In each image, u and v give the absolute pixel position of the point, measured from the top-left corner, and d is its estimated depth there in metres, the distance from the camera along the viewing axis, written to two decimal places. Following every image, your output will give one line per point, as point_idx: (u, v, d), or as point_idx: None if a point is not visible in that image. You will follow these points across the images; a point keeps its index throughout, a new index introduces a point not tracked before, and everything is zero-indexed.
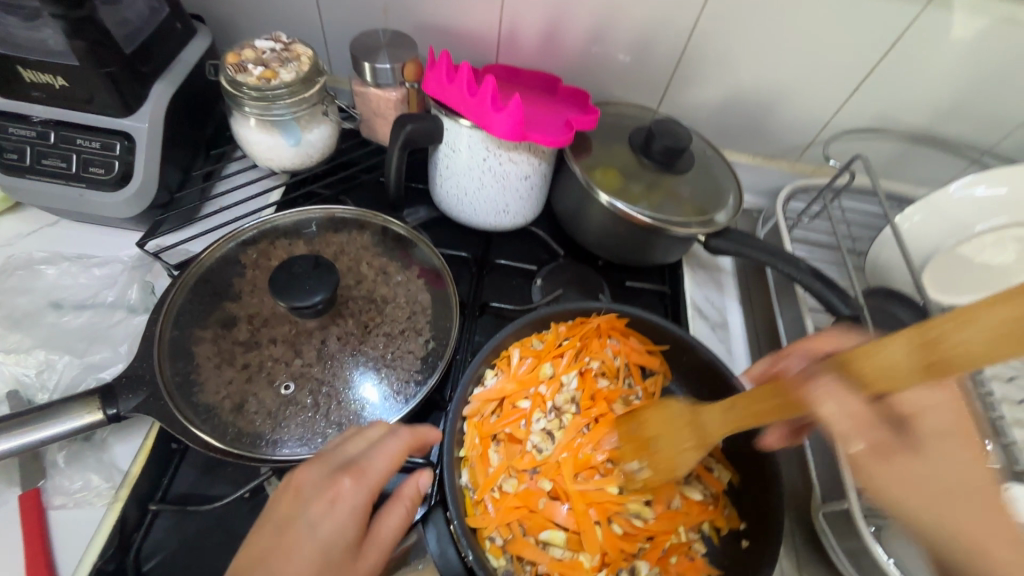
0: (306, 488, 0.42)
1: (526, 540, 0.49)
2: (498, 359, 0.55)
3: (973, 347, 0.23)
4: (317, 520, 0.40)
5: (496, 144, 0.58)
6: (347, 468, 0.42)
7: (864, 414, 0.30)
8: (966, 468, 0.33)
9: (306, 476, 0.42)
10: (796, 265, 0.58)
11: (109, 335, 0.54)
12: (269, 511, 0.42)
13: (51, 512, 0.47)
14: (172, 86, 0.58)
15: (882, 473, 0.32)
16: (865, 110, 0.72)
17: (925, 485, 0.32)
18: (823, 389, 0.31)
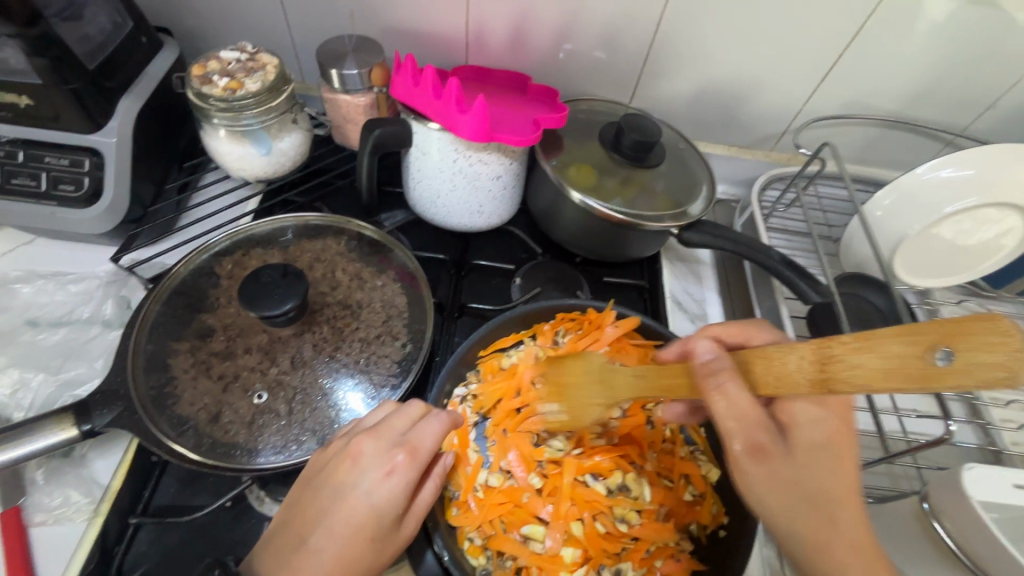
0: (361, 458, 0.42)
1: (507, 535, 0.49)
2: (486, 358, 0.57)
3: (865, 370, 0.27)
4: (373, 489, 0.41)
5: (466, 145, 0.59)
6: (402, 443, 0.42)
7: (747, 412, 0.37)
8: (833, 480, 0.38)
9: (362, 445, 0.42)
10: (768, 254, 0.58)
11: (86, 351, 0.54)
12: (318, 474, 0.43)
13: (33, 529, 0.48)
14: (139, 100, 0.59)
15: (757, 477, 0.38)
16: (835, 97, 0.72)
17: (787, 486, 0.38)
18: (721, 387, 0.37)
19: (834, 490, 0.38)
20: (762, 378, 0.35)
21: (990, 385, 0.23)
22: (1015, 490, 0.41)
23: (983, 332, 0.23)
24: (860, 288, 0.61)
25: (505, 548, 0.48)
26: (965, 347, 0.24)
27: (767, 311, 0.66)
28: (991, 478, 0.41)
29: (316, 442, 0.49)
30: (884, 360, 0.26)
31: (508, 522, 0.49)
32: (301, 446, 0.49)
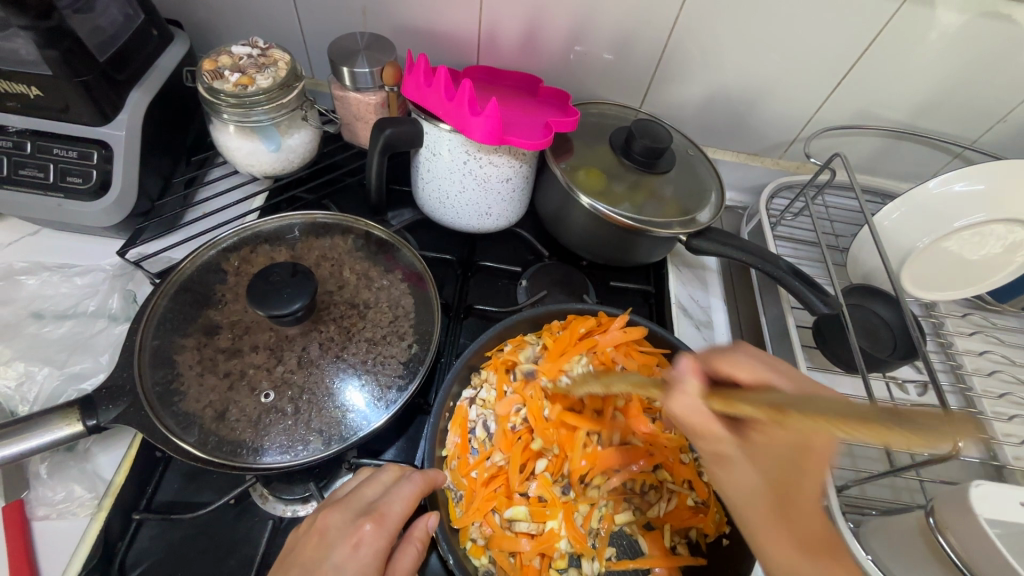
0: (330, 532, 0.43)
1: (506, 532, 0.49)
2: (489, 358, 0.56)
3: (801, 422, 0.26)
4: (342, 562, 0.41)
5: (477, 147, 0.58)
6: (369, 514, 0.43)
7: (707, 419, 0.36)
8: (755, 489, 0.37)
9: (326, 523, 0.43)
10: (777, 264, 0.58)
11: (91, 344, 0.54)
12: (290, 561, 0.42)
13: (36, 523, 0.48)
14: (149, 94, 0.58)
15: (722, 479, 0.39)
16: (846, 107, 0.72)
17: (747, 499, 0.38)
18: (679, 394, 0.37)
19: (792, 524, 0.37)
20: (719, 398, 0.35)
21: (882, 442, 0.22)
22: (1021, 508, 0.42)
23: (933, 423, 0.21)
24: (868, 300, 0.61)
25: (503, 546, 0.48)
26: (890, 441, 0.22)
27: (772, 319, 0.66)
28: (1001, 494, 0.42)
29: (322, 442, 0.49)
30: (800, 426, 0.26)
31: (507, 517, 0.49)
32: (306, 446, 0.49)
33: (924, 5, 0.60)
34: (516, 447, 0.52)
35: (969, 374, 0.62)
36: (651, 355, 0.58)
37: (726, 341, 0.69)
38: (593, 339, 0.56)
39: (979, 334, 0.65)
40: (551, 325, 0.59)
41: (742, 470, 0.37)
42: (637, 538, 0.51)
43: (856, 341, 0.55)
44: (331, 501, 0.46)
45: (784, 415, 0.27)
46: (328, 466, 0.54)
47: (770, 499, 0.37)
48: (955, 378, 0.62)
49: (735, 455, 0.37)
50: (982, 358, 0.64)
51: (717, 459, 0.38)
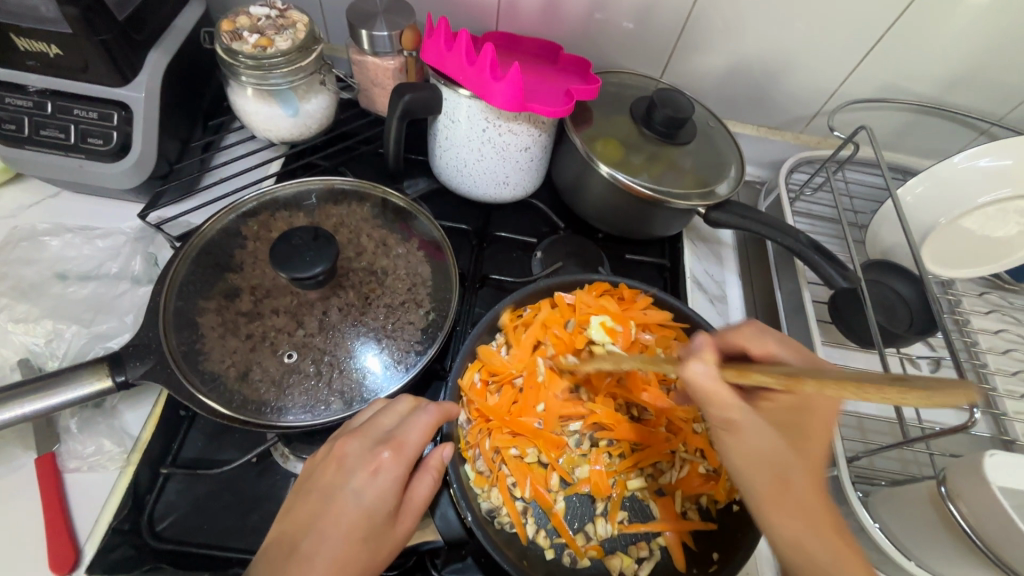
0: (348, 459, 0.44)
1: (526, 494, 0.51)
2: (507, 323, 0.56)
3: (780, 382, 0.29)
4: (361, 488, 0.43)
5: (496, 113, 0.58)
6: (388, 443, 0.44)
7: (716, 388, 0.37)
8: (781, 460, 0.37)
9: (345, 450, 0.44)
10: (796, 237, 0.57)
11: (116, 305, 0.55)
12: (314, 479, 0.44)
13: (67, 475, 0.49)
14: (167, 55, 0.58)
15: (731, 445, 0.38)
16: (871, 80, 0.70)
17: (759, 473, 0.37)
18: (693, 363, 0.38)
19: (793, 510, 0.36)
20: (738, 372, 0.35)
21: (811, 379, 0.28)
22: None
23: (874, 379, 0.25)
24: (885, 276, 0.60)
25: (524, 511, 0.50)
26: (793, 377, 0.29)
27: (787, 294, 0.66)
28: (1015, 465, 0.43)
29: (343, 404, 0.50)
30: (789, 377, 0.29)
31: (526, 485, 0.51)
32: (327, 407, 0.50)
33: None
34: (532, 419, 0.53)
35: (982, 351, 0.62)
36: (669, 328, 0.59)
37: (739, 316, 0.69)
38: (613, 311, 0.57)
39: (995, 313, 0.65)
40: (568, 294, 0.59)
41: (754, 433, 0.37)
42: (648, 502, 0.53)
43: (873, 316, 0.55)
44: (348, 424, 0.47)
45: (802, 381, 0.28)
46: None
47: (786, 462, 0.37)
48: (968, 355, 0.62)
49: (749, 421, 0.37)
50: (996, 337, 0.63)
51: (733, 429, 0.38)
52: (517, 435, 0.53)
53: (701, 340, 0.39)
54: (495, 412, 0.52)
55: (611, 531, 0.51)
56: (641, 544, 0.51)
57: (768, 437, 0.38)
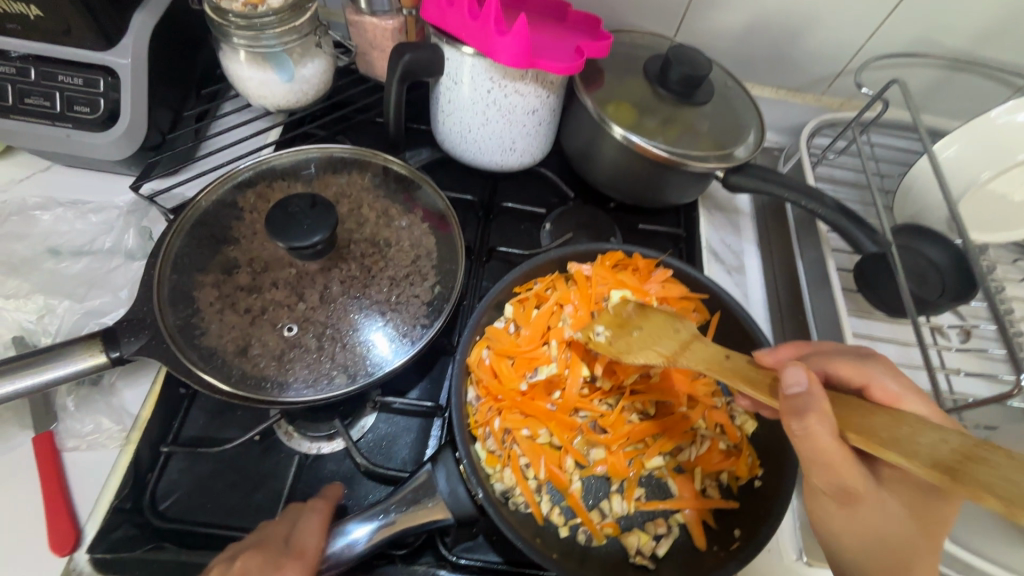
0: (248, 574, 0.37)
1: (539, 474, 0.49)
2: (515, 295, 0.54)
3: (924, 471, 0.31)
4: None
5: (502, 73, 0.54)
6: (294, 552, 0.39)
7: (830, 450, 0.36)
8: (895, 527, 0.39)
9: (237, 568, 0.37)
10: (821, 200, 0.54)
11: (110, 280, 0.53)
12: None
13: (66, 454, 0.48)
14: (154, 17, 0.54)
15: (840, 514, 0.40)
16: (902, 33, 0.66)
17: (863, 536, 0.39)
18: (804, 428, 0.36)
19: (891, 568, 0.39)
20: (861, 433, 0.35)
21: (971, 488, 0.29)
22: None
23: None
24: (915, 241, 0.57)
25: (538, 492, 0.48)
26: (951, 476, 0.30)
27: (810, 263, 0.63)
28: None
29: (347, 378, 0.48)
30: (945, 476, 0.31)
31: (539, 466, 0.49)
32: (330, 381, 0.48)
33: None
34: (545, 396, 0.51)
35: (1018, 320, 0.58)
36: (686, 300, 0.56)
37: (758, 287, 0.66)
38: (628, 283, 0.55)
39: None
40: (579, 266, 0.56)
41: (870, 502, 0.38)
42: (666, 480, 0.51)
43: (905, 283, 0.52)
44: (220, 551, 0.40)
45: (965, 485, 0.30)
46: (353, 405, 0.54)
47: (893, 537, 0.39)
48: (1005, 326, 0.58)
49: (871, 493, 0.38)
50: None
51: (851, 499, 0.38)
52: (530, 413, 0.50)
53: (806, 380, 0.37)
54: (505, 392, 0.50)
55: (628, 508, 0.49)
56: (658, 521, 0.49)
57: (884, 505, 0.39)
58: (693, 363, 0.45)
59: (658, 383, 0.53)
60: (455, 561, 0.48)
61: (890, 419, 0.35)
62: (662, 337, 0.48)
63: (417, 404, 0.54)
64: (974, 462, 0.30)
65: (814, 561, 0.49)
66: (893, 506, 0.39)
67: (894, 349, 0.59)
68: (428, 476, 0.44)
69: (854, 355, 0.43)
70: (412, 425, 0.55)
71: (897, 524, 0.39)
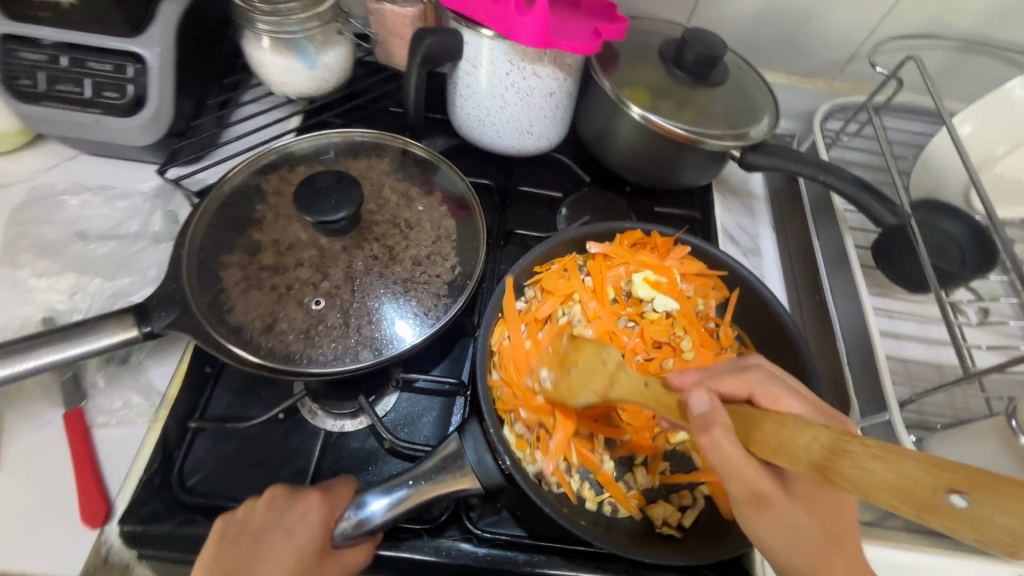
0: (276, 502, 0.42)
1: (566, 450, 0.49)
2: (537, 274, 0.55)
3: (866, 477, 0.28)
4: (291, 527, 0.41)
5: (521, 55, 0.55)
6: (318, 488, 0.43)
7: (741, 463, 0.36)
8: (815, 525, 0.37)
9: (268, 499, 0.42)
10: (839, 174, 0.55)
11: (137, 262, 0.54)
12: (234, 530, 0.41)
13: (96, 430, 0.49)
14: (181, 5, 0.56)
15: (759, 519, 0.37)
16: (913, 16, 0.66)
17: (788, 538, 0.37)
18: (711, 441, 0.36)
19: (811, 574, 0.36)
20: (762, 445, 0.35)
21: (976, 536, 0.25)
22: None
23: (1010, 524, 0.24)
24: (933, 216, 0.57)
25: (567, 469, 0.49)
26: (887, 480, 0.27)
27: (827, 243, 0.63)
28: None
29: (372, 354, 0.49)
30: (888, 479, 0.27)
31: (568, 445, 0.49)
32: (355, 355, 0.48)
33: None
34: None
35: None
36: (707, 277, 0.56)
37: (775, 268, 0.66)
38: (648, 263, 0.55)
39: None
40: (598, 246, 0.56)
41: (786, 506, 0.37)
42: (689, 453, 0.53)
43: (928, 256, 0.52)
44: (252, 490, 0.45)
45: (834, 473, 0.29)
46: (377, 383, 0.54)
47: (815, 537, 0.37)
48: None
49: (782, 501, 0.37)
50: None
51: (764, 503, 0.37)
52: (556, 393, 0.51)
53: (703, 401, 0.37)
54: (529, 368, 0.51)
55: (651, 481, 0.50)
56: (682, 492, 0.50)
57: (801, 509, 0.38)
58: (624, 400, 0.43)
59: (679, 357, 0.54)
60: (482, 534, 0.48)
61: (766, 423, 0.35)
62: (593, 370, 0.45)
63: (440, 381, 0.55)
64: (842, 458, 0.29)
65: None
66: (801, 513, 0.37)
67: (915, 324, 0.59)
68: (457, 447, 0.44)
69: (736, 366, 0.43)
70: (434, 402, 0.55)
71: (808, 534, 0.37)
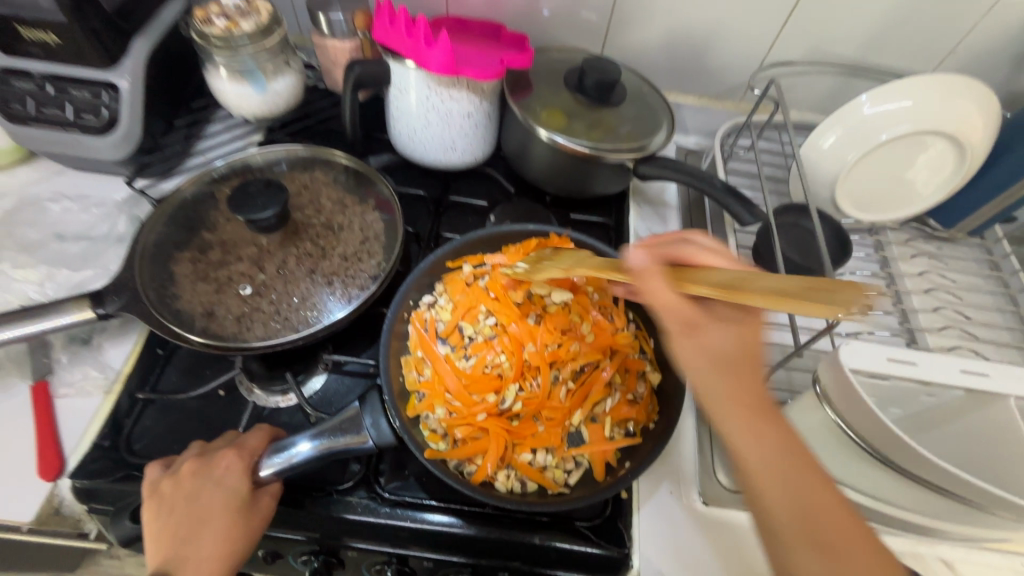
0: (197, 468, 0.48)
1: (461, 430, 0.54)
2: (447, 276, 0.61)
3: (774, 284, 0.36)
4: (221, 477, 0.47)
5: (437, 81, 0.64)
6: (230, 446, 0.50)
7: (670, 293, 0.40)
8: (741, 352, 0.40)
9: (189, 468, 0.48)
10: (713, 182, 0.63)
11: (104, 258, 0.62)
12: (165, 503, 0.46)
13: (58, 400, 0.57)
14: (150, 42, 0.66)
15: (686, 346, 0.40)
16: (797, 45, 0.75)
17: (713, 363, 0.39)
18: (649, 278, 0.41)
19: (737, 381, 0.38)
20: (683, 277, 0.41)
21: (822, 311, 0.33)
22: (889, 362, 0.46)
23: (832, 295, 0.33)
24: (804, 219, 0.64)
25: (473, 445, 0.53)
26: (813, 302, 0.33)
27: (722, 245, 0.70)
28: (867, 349, 0.46)
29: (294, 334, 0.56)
30: (779, 289, 0.35)
31: (467, 424, 0.54)
32: (280, 335, 0.56)
33: None
34: (470, 360, 0.57)
35: (906, 291, 0.65)
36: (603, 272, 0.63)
37: None
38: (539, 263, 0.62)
39: (921, 257, 0.68)
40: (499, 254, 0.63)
41: (711, 333, 0.40)
42: (580, 429, 0.56)
43: (785, 253, 0.59)
44: (163, 461, 0.50)
45: (739, 292, 0.37)
46: (306, 363, 0.62)
47: (736, 360, 0.39)
48: (894, 295, 0.65)
49: (707, 319, 0.40)
50: (922, 279, 0.67)
51: (692, 329, 0.40)
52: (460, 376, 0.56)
53: (643, 257, 0.43)
54: (433, 356, 0.57)
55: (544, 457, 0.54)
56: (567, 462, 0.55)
57: (726, 335, 0.40)
58: (583, 271, 0.51)
59: (575, 342, 0.58)
60: (386, 494, 0.55)
61: (703, 271, 0.41)
62: (570, 257, 0.55)
63: (362, 363, 0.62)
64: (752, 279, 0.37)
65: (710, 501, 0.57)
66: (730, 336, 0.40)
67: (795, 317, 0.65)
68: (356, 413, 0.50)
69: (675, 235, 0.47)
70: (357, 383, 0.62)
71: (741, 350, 0.40)
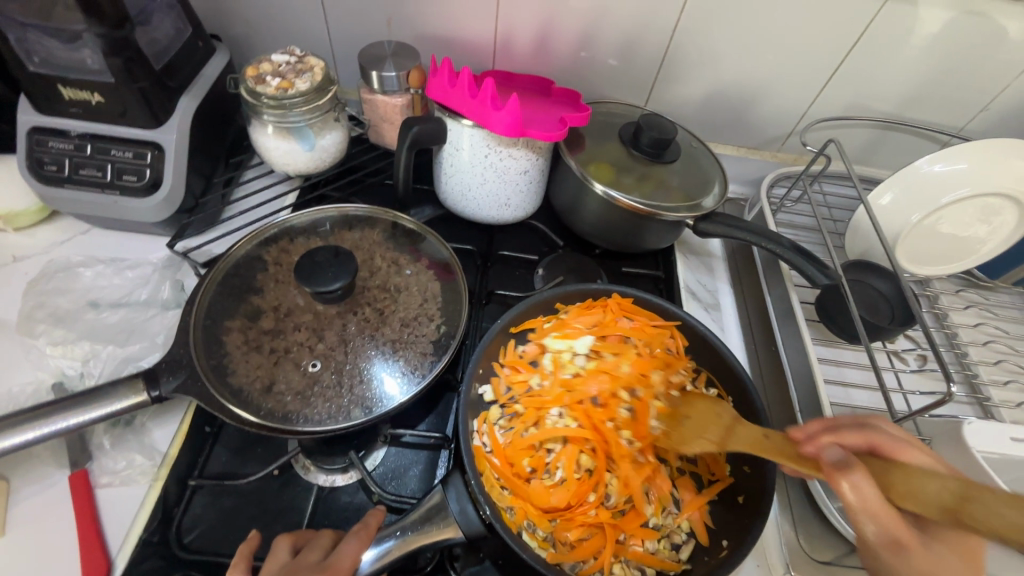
0: None
1: (566, 529, 0.51)
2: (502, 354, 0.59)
3: (993, 516, 0.32)
4: None
5: (497, 141, 0.63)
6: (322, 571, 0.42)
7: (879, 504, 0.37)
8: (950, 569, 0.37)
9: None
10: (779, 242, 0.62)
11: (147, 328, 0.58)
12: None
13: (99, 490, 0.52)
14: (195, 100, 0.63)
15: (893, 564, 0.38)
16: (838, 100, 0.77)
17: None
18: (850, 482, 0.37)
19: None
20: (901, 490, 0.37)
21: None
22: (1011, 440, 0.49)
23: None
24: (866, 274, 0.65)
25: (588, 544, 0.50)
26: None
27: (778, 299, 0.70)
28: (991, 431, 0.49)
29: (361, 412, 0.53)
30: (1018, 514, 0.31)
31: (577, 523, 0.51)
32: (349, 413, 0.52)
33: (905, 5, 0.65)
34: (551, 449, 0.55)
35: (963, 342, 0.66)
36: (663, 329, 0.62)
37: (733, 322, 0.72)
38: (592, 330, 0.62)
39: (973, 308, 0.69)
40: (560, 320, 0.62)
41: (922, 554, 0.37)
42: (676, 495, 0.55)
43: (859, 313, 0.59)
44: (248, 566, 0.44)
45: (962, 518, 0.33)
46: (365, 439, 0.58)
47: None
48: (952, 347, 0.65)
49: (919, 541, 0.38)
50: (977, 331, 0.67)
51: (900, 546, 0.37)
52: (545, 474, 0.54)
53: (839, 456, 0.39)
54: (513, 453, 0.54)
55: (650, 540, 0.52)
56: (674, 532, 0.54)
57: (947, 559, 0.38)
58: (739, 447, 0.47)
59: (617, 388, 0.58)
60: None
61: (902, 469, 0.38)
62: (709, 422, 0.50)
63: (424, 434, 0.58)
64: (975, 501, 0.33)
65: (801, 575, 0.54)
66: (949, 558, 0.38)
67: (859, 372, 0.65)
68: (442, 498, 0.48)
69: (857, 420, 0.44)
70: (419, 456, 0.59)
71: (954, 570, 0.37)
